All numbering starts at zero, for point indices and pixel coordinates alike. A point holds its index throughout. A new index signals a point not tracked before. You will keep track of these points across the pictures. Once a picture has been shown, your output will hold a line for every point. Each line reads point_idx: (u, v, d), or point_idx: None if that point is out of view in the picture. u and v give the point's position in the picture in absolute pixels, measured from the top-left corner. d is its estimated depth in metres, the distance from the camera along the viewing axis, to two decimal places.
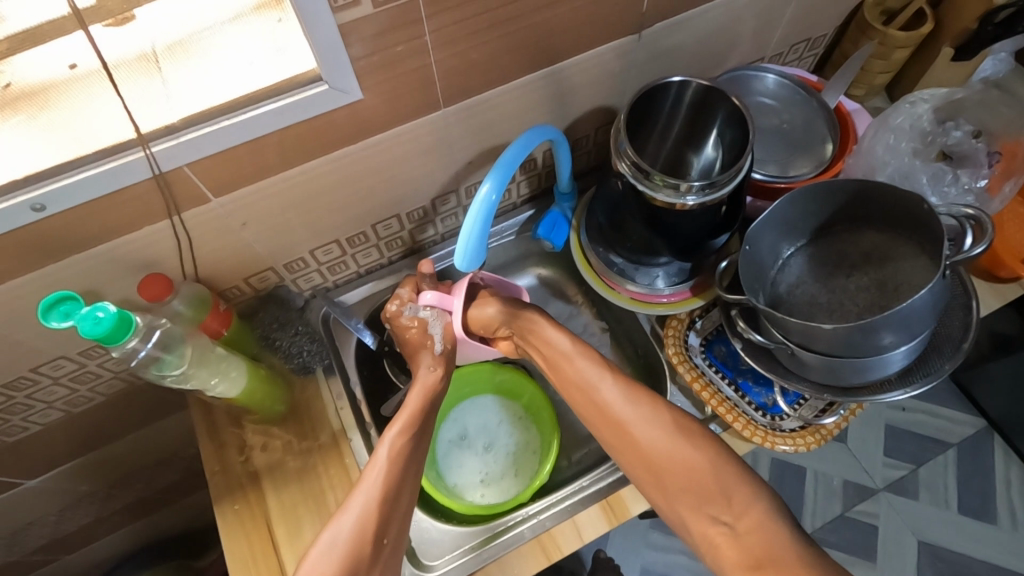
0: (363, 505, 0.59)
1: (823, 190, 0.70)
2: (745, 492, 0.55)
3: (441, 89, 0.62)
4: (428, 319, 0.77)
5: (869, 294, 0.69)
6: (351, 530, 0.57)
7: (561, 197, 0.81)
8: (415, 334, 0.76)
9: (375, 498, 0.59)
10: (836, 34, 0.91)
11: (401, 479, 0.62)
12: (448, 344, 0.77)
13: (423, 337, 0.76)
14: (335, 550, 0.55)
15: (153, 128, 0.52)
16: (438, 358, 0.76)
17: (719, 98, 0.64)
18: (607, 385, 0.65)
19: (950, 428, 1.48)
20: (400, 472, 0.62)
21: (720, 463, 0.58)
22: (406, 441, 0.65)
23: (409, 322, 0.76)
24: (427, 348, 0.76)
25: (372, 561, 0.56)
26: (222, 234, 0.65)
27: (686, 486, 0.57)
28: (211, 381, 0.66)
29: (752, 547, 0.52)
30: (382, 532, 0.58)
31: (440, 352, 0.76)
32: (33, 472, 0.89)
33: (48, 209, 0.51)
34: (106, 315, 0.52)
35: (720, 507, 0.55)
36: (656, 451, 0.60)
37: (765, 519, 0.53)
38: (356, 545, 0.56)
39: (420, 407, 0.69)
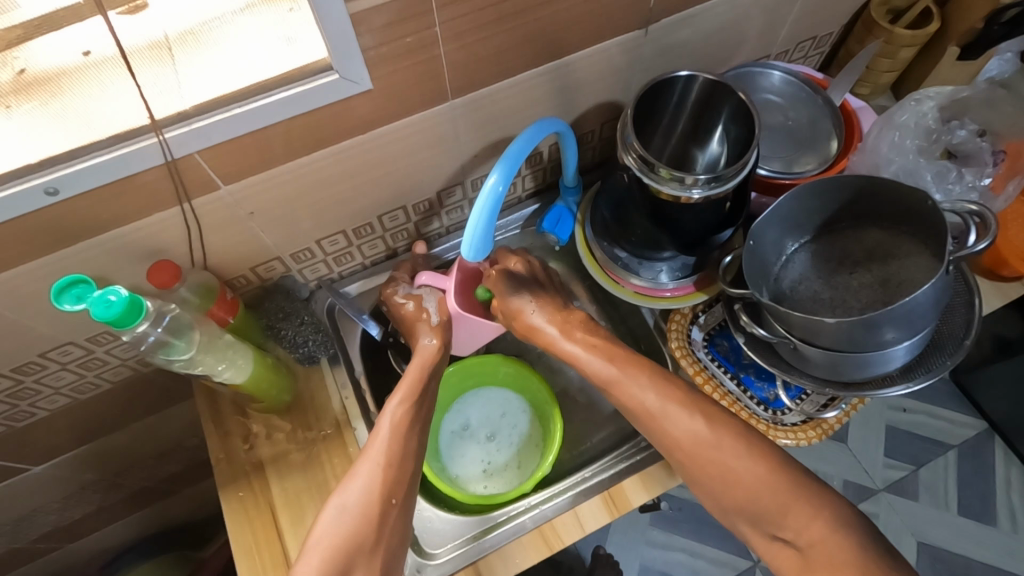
0: (368, 471, 0.62)
1: (827, 187, 0.70)
2: (806, 509, 0.57)
3: (449, 81, 0.63)
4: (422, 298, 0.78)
5: (872, 291, 0.69)
6: (359, 494, 0.60)
7: (566, 191, 0.81)
8: (414, 313, 0.77)
9: (379, 464, 0.62)
10: (842, 32, 0.91)
11: (404, 445, 0.64)
12: (444, 316, 0.78)
13: (419, 311, 0.77)
14: (346, 513, 0.59)
15: (165, 115, 0.52)
16: (435, 328, 0.77)
17: (725, 93, 0.64)
18: (649, 397, 0.66)
19: (950, 430, 1.48)
20: (401, 439, 0.65)
21: (781, 474, 0.60)
22: (407, 409, 0.67)
23: (405, 301, 0.78)
24: (424, 320, 0.77)
25: (381, 520, 0.60)
26: (231, 223, 0.66)
27: (739, 502, 0.60)
28: (218, 368, 0.66)
29: (813, 561, 0.55)
30: (389, 493, 0.61)
31: (437, 323, 0.77)
32: (39, 458, 0.90)
33: (60, 193, 0.52)
34: (118, 298, 0.51)
35: (779, 523, 0.58)
36: (711, 464, 0.61)
37: (826, 531, 0.56)
38: (364, 507, 0.59)
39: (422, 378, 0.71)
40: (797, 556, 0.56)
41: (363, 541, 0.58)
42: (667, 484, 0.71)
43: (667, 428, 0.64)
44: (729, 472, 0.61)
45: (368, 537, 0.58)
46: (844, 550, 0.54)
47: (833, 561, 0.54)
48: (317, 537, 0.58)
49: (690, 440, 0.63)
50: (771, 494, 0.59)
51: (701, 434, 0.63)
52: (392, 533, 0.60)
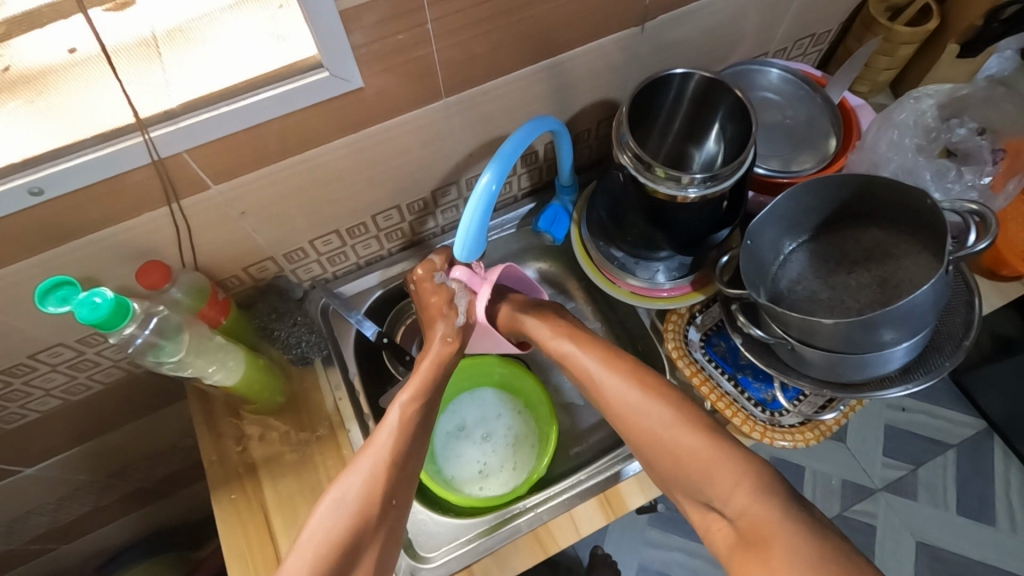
0: (372, 468, 0.60)
1: (826, 186, 0.69)
2: (734, 472, 0.53)
3: (442, 78, 0.62)
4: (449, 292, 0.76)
5: (871, 291, 0.69)
6: (358, 488, 0.58)
7: (563, 190, 0.80)
8: (438, 305, 0.74)
9: (384, 460, 0.61)
10: (841, 30, 0.91)
11: (409, 446, 0.63)
12: (470, 318, 0.76)
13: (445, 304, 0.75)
14: (342, 509, 0.57)
15: (150, 112, 0.51)
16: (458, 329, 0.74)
17: (721, 91, 0.64)
18: (592, 362, 0.67)
19: (949, 429, 1.48)
20: (408, 437, 0.63)
21: (715, 440, 0.57)
22: (415, 408, 0.66)
23: (434, 290, 0.75)
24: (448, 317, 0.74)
25: (380, 519, 0.58)
26: (222, 223, 0.65)
27: (675, 465, 0.57)
28: (208, 369, 0.66)
29: (742, 528, 0.50)
30: (391, 492, 0.60)
31: (460, 324, 0.75)
32: (31, 460, 0.89)
33: (45, 193, 0.51)
34: (103, 300, 0.50)
35: (709, 492, 0.54)
36: (642, 419, 0.61)
37: (752, 498, 0.51)
38: (364, 505, 0.57)
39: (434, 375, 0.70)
40: (729, 529, 0.52)
41: (360, 539, 0.56)
42: (662, 486, 0.71)
43: (609, 393, 0.64)
44: (666, 440, 0.59)
45: (365, 536, 0.56)
46: (774, 511, 0.49)
47: (764, 517, 0.49)
48: (309, 532, 0.56)
49: (635, 409, 0.62)
50: (699, 460, 0.56)
51: (641, 406, 0.62)
52: (389, 533, 0.59)
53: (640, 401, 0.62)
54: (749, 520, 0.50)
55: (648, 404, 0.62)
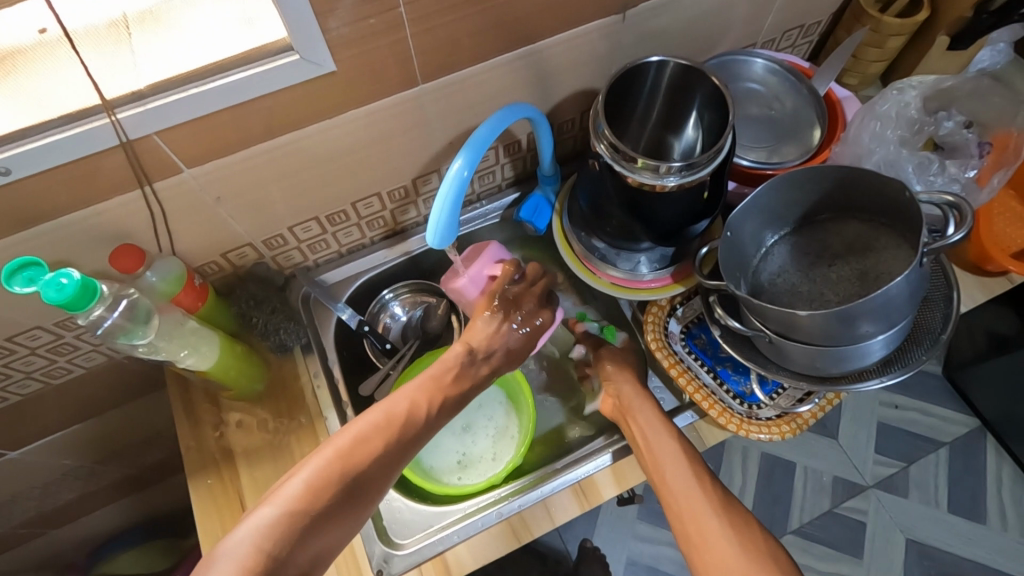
0: (332, 459, 0.56)
1: (807, 177, 0.69)
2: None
3: (419, 64, 0.61)
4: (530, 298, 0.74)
5: (851, 283, 0.68)
6: (309, 476, 0.55)
7: (544, 180, 0.80)
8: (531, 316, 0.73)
9: (338, 456, 0.56)
10: (830, 21, 0.90)
11: (374, 453, 0.58)
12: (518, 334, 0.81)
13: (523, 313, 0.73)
14: (291, 496, 0.54)
15: (117, 94, 0.51)
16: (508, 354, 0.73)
17: (699, 78, 0.63)
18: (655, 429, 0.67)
19: (941, 427, 1.47)
20: (373, 450, 0.58)
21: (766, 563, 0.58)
22: (388, 426, 0.60)
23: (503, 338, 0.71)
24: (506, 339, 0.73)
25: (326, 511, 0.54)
26: (198, 209, 0.65)
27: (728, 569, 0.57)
28: (180, 354, 0.65)
29: None
30: (351, 492, 0.56)
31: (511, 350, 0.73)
32: (17, 443, 0.90)
33: (14, 173, 0.51)
34: (70, 282, 0.50)
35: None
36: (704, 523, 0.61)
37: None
38: (314, 491, 0.54)
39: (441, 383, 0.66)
40: None
41: (295, 529, 0.52)
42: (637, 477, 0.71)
43: (682, 482, 0.64)
44: (723, 547, 0.59)
45: (300, 528, 0.52)
46: None
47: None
48: (256, 513, 0.53)
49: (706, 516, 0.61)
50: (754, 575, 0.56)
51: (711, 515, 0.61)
52: (330, 532, 0.54)
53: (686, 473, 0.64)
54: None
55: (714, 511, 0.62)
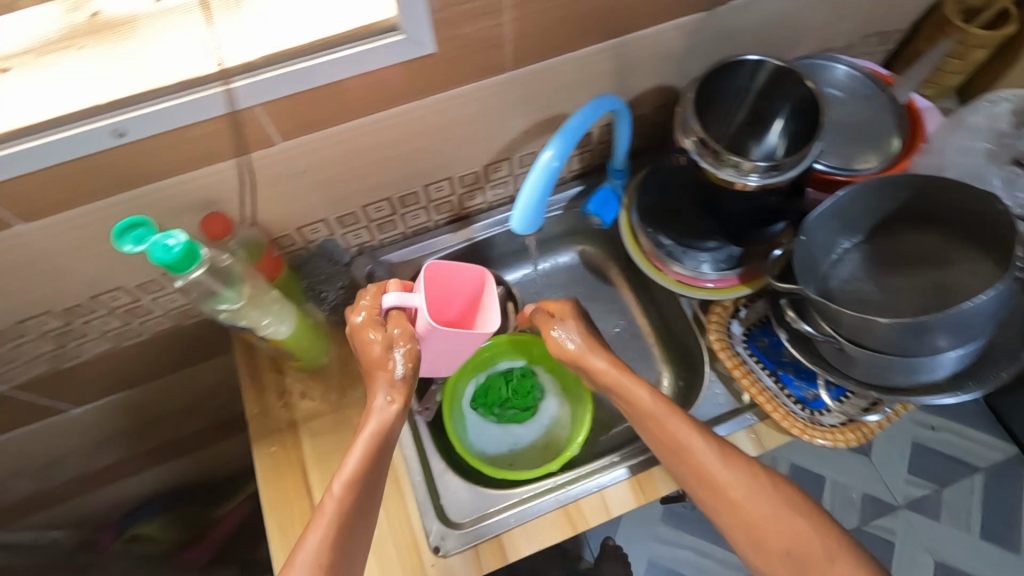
0: (315, 551, 0.54)
1: (890, 184, 0.68)
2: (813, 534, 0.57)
3: (510, 50, 0.62)
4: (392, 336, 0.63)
5: (926, 295, 0.67)
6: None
7: (614, 173, 0.80)
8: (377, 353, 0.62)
9: (321, 551, 0.54)
10: (911, 29, 0.88)
11: (349, 525, 0.56)
12: (408, 363, 0.63)
13: (381, 352, 0.62)
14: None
15: (236, 62, 0.52)
16: (395, 382, 0.63)
17: (792, 81, 0.63)
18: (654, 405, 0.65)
19: (979, 452, 1.44)
20: (347, 530, 0.56)
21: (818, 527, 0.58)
22: (353, 495, 0.58)
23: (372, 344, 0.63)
24: (385, 371, 0.63)
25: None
26: (282, 182, 0.66)
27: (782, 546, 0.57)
28: (262, 321, 0.66)
29: None
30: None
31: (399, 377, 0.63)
32: (80, 401, 0.93)
33: (127, 136, 0.52)
34: (177, 244, 0.51)
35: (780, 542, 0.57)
36: (744, 507, 0.59)
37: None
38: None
39: (377, 440, 0.61)
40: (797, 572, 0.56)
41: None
42: None
43: (702, 472, 0.61)
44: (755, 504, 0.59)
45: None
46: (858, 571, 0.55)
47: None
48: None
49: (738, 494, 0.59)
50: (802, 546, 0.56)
51: (743, 490, 0.60)
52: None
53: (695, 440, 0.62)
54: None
55: (743, 484, 0.60)
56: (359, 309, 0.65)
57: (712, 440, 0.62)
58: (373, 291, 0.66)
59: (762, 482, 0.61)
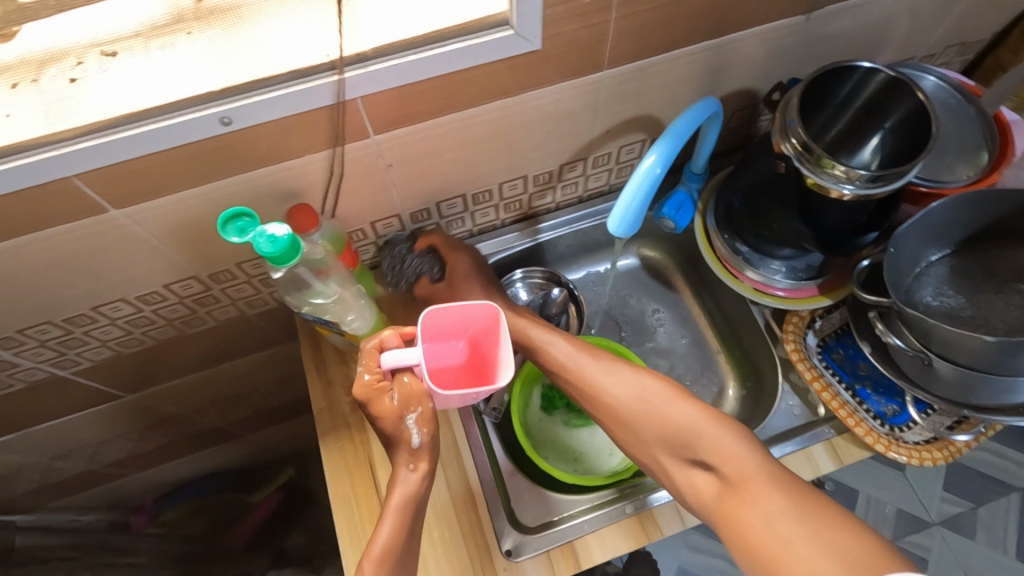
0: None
1: (988, 198, 0.67)
2: (725, 431, 0.58)
3: (610, 48, 0.61)
4: (404, 390, 0.57)
5: (1021, 312, 0.66)
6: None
7: (691, 176, 0.78)
8: (392, 419, 0.57)
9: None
10: (995, 40, 0.86)
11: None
12: (425, 433, 0.59)
13: (397, 411, 0.57)
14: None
15: (352, 52, 0.51)
16: (416, 452, 0.59)
17: (903, 93, 0.61)
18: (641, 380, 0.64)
19: (1015, 472, 1.42)
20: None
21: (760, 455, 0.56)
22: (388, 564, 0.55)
23: (391, 406, 0.57)
24: (403, 442, 0.59)
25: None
26: (366, 175, 0.65)
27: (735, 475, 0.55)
28: (349, 317, 0.65)
29: (733, 473, 0.55)
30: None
31: (418, 445, 0.59)
32: (135, 386, 0.92)
33: (233, 124, 0.52)
34: (283, 235, 0.51)
35: (698, 447, 0.58)
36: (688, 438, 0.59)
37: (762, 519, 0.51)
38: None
39: (403, 510, 0.58)
40: (718, 481, 0.56)
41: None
42: None
43: (663, 413, 0.61)
44: (667, 416, 0.60)
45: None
46: (755, 458, 0.55)
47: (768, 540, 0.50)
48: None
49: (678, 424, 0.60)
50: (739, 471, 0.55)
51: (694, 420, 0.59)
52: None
53: (644, 395, 0.63)
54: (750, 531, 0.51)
55: (696, 413, 0.60)
56: (366, 369, 0.55)
57: (690, 395, 0.61)
58: (380, 343, 0.57)
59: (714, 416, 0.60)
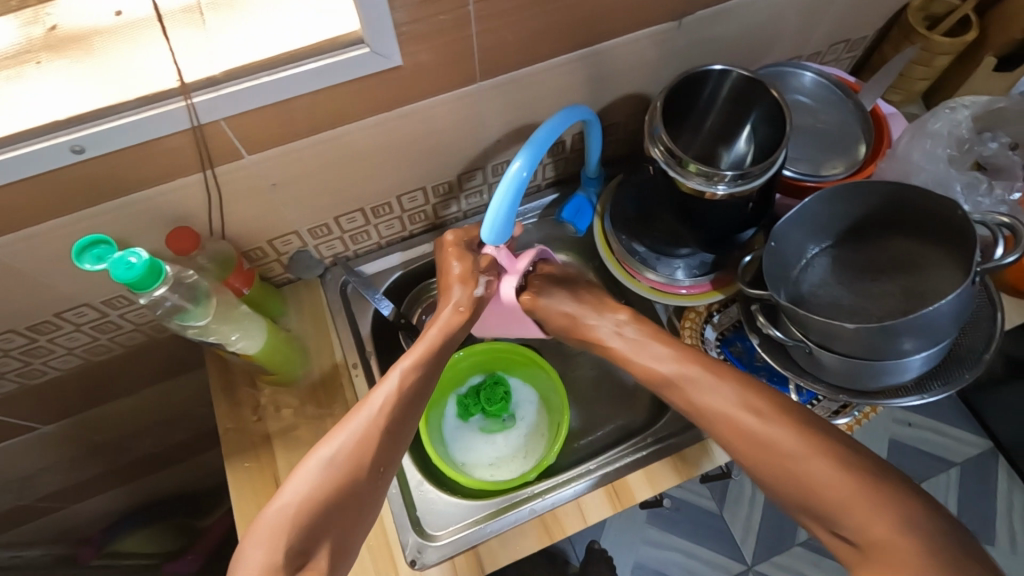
0: (366, 427, 0.61)
1: (857, 190, 0.69)
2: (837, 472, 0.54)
3: (479, 61, 0.62)
4: (481, 268, 0.76)
5: (893, 299, 0.69)
6: (347, 452, 0.60)
7: (588, 181, 0.81)
8: (457, 276, 0.74)
9: (376, 426, 0.62)
10: (877, 37, 0.90)
11: (406, 411, 0.64)
12: (488, 291, 0.76)
13: (471, 273, 0.75)
14: (327, 471, 0.59)
15: (194, 78, 0.52)
16: (473, 299, 0.74)
17: (759, 91, 0.64)
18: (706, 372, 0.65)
19: (954, 447, 1.46)
20: (405, 407, 0.64)
21: (855, 469, 0.53)
22: (417, 378, 0.67)
23: (454, 261, 0.75)
24: (466, 285, 0.74)
25: (363, 485, 0.60)
26: (252, 194, 0.66)
27: (805, 499, 0.55)
28: (232, 337, 0.66)
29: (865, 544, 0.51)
30: (378, 461, 0.61)
31: (477, 294, 0.74)
32: (48, 417, 0.90)
33: (86, 152, 0.52)
34: (138, 261, 0.51)
35: (829, 515, 0.53)
36: (777, 458, 0.57)
37: (892, 530, 0.49)
38: (350, 469, 0.59)
39: (440, 343, 0.70)
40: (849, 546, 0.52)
41: (340, 501, 0.58)
42: (672, 481, 0.71)
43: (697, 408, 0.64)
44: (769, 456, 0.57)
45: (346, 497, 0.59)
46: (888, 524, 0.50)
47: (904, 565, 0.47)
48: (292, 485, 0.58)
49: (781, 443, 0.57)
50: (839, 491, 0.53)
51: (756, 424, 0.59)
52: (371, 497, 0.61)
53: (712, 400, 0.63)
54: (881, 550, 0.49)
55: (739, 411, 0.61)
56: (458, 234, 0.76)
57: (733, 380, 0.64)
58: (481, 236, 0.78)
59: (801, 422, 0.59)
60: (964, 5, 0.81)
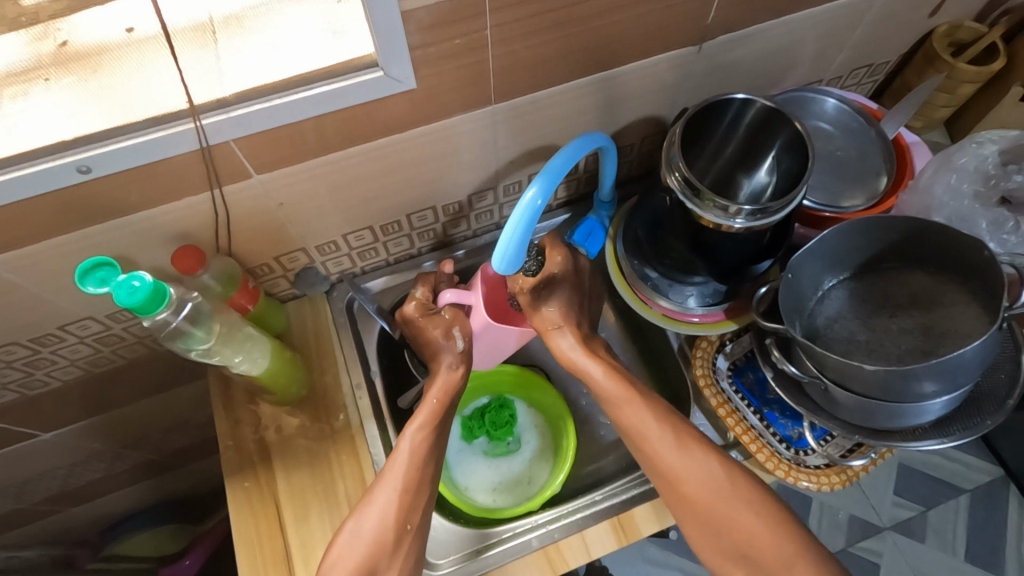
0: (388, 492, 0.63)
1: (878, 224, 0.67)
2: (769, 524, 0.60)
3: (494, 84, 0.61)
4: (446, 320, 0.73)
5: (912, 337, 0.66)
6: (375, 519, 0.61)
7: (600, 205, 0.79)
8: (436, 338, 0.72)
9: (396, 490, 0.63)
10: (900, 62, 0.88)
11: (426, 464, 0.66)
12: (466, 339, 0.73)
13: (439, 333, 0.72)
14: (360, 540, 0.60)
15: (205, 100, 0.52)
16: (460, 355, 0.73)
17: (781, 121, 0.63)
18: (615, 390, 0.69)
19: (963, 474, 1.34)
20: (421, 465, 0.65)
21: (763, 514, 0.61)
22: (425, 435, 0.67)
23: (428, 322, 0.73)
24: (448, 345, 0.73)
25: (395, 547, 0.61)
26: (262, 213, 0.65)
27: (741, 549, 0.60)
28: (234, 359, 0.66)
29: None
30: (404, 519, 0.62)
31: (461, 350, 0.73)
32: (48, 426, 0.88)
33: (93, 172, 0.52)
34: (142, 285, 0.53)
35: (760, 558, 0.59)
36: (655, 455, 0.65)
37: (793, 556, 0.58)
38: (379, 534, 0.60)
39: (443, 403, 0.70)
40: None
41: (377, 566, 0.60)
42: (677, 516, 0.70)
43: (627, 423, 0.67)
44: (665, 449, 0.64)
45: (382, 562, 0.60)
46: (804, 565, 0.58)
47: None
48: (332, 565, 0.60)
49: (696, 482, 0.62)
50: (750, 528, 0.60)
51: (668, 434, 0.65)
52: (407, 558, 0.62)
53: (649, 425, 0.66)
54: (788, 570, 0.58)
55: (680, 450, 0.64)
56: (418, 297, 0.75)
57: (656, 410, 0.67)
58: (433, 289, 0.77)
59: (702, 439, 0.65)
60: (991, 33, 0.78)
